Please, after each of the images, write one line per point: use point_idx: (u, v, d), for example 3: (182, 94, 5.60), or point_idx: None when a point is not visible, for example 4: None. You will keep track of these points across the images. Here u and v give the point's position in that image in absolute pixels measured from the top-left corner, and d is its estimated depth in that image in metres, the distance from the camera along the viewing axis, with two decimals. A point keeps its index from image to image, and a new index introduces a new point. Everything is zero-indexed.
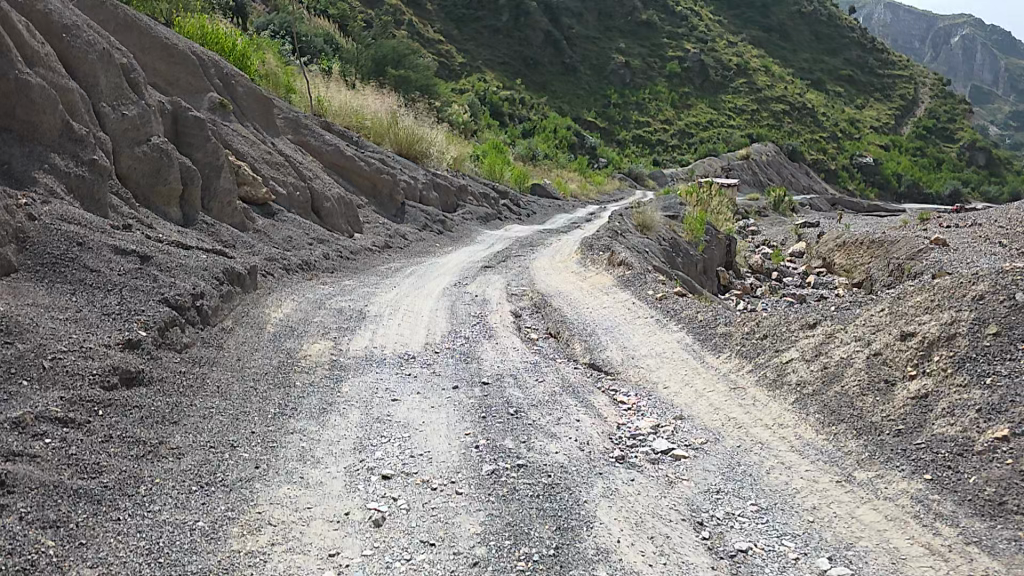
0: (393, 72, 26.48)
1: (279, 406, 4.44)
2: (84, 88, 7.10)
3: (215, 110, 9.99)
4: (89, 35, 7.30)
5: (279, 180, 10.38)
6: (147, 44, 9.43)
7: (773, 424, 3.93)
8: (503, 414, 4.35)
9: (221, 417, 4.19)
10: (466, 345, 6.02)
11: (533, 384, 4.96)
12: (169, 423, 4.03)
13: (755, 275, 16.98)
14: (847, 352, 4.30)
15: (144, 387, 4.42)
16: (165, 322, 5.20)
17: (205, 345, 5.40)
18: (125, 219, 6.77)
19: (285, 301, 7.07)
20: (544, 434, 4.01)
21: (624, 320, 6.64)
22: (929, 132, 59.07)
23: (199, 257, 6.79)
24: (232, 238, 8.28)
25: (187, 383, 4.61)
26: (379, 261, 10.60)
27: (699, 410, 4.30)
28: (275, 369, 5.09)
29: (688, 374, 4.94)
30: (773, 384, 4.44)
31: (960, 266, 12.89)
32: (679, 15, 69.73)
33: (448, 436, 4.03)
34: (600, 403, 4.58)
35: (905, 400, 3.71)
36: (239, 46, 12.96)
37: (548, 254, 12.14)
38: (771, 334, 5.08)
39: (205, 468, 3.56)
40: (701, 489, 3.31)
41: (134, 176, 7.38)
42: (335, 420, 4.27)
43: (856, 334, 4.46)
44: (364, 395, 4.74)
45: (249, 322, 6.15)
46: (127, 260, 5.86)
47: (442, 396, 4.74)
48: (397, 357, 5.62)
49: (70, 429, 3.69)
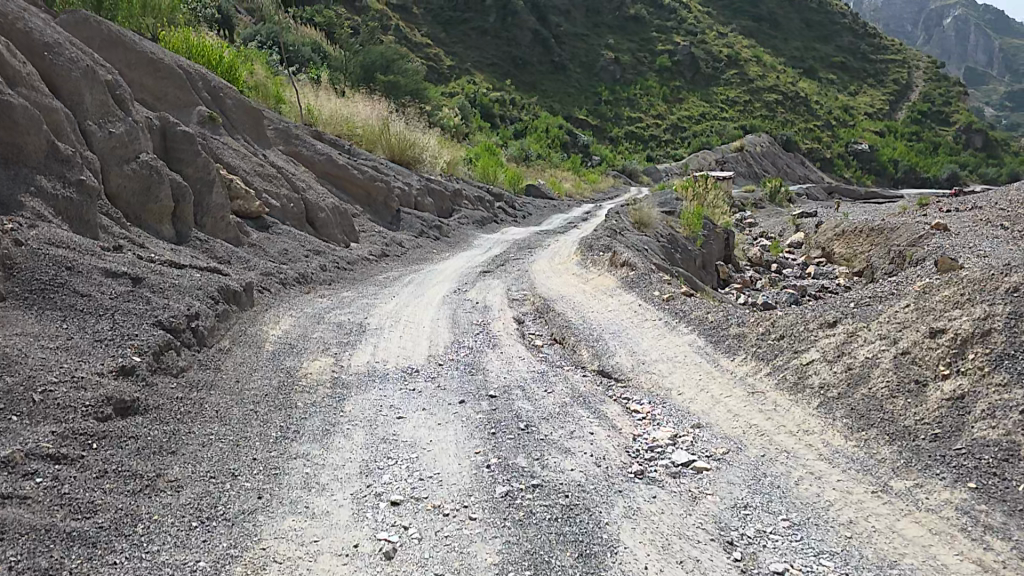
0: (383, 78, 26.30)
1: (280, 429, 4.27)
2: (70, 107, 6.92)
3: (205, 124, 9.81)
4: (72, 53, 7.13)
5: (272, 194, 10.21)
6: (133, 60, 9.23)
7: (798, 431, 3.76)
8: (513, 429, 4.17)
9: (220, 445, 4.00)
10: (470, 356, 5.85)
11: (542, 395, 4.78)
12: (166, 453, 3.85)
13: (755, 268, 16.80)
14: (873, 352, 4.15)
15: (140, 416, 4.23)
16: (159, 346, 5.02)
17: (202, 367, 5.21)
18: (116, 239, 6.60)
19: (284, 317, 6.90)
20: (558, 450, 3.83)
21: (631, 323, 6.47)
22: (924, 116, 58.82)
23: (193, 275, 6.61)
24: (227, 254, 8.11)
25: (184, 410, 4.42)
26: (376, 270, 10.43)
27: (718, 417, 4.13)
28: (275, 391, 4.91)
29: (702, 379, 4.77)
30: (795, 388, 4.27)
31: (963, 250, 12.66)
32: (667, 9, 69.57)
33: (458, 455, 3.86)
34: (613, 413, 4.42)
35: (939, 402, 3.55)
36: (227, 58, 12.81)
37: (548, 256, 11.97)
38: (788, 335, 4.92)
39: (205, 501, 3.38)
40: (728, 505, 3.14)
41: (124, 195, 7.20)
42: (340, 442, 4.09)
43: (880, 332, 4.31)
44: (368, 413, 4.57)
45: (246, 341, 5.97)
46: (119, 282, 5.67)
47: (449, 411, 4.56)
48: (401, 372, 5.45)
49: (62, 466, 3.49)
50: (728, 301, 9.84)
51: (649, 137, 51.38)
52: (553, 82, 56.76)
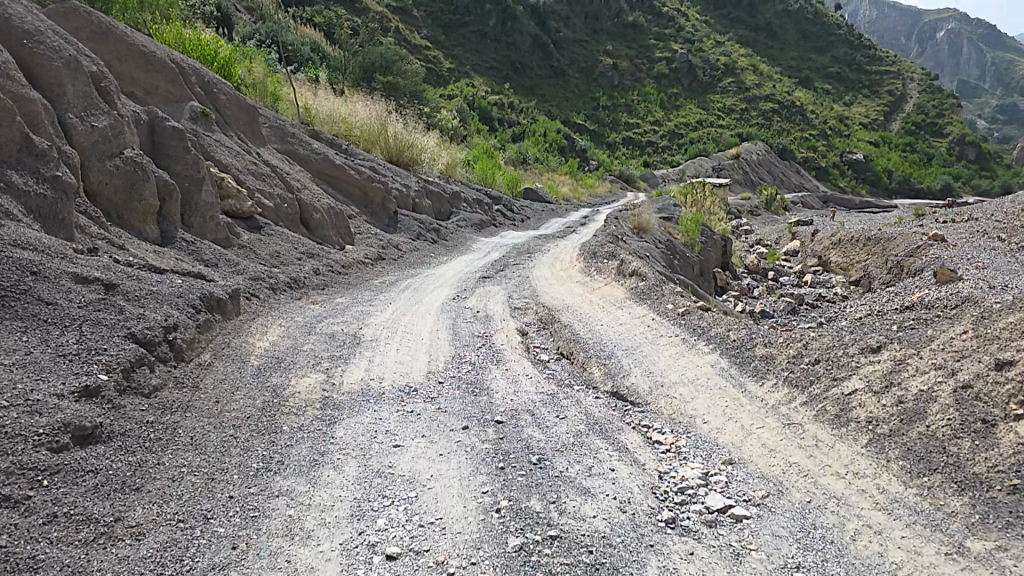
0: (382, 79, 25.85)
1: (262, 460, 3.80)
2: (49, 97, 6.41)
3: (197, 120, 9.31)
4: (54, 42, 6.63)
5: (265, 193, 9.70)
6: (124, 52, 8.65)
7: (847, 473, 3.36)
8: (525, 463, 3.73)
9: (194, 479, 3.53)
10: (473, 373, 5.40)
11: (555, 422, 4.33)
12: (129, 491, 3.36)
13: (752, 276, 16.57)
14: (928, 384, 3.82)
15: (103, 444, 3.72)
16: (131, 361, 4.53)
17: (179, 386, 4.72)
18: (93, 240, 6.07)
19: (272, 327, 6.42)
20: (577, 491, 3.39)
21: (645, 338, 6.06)
22: (919, 127, 59.15)
23: (174, 282, 6.10)
24: (215, 256, 7.60)
25: (154, 437, 3.94)
26: (372, 274, 9.96)
27: (752, 453, 3.73)
28: (258, 413, 4.42)
29: (729, 406, 4.37)
30: (837, 421, 3.88)
31: (963, 261, 12.38)
32: (665, 18, 69.96)
33: (462, 496, 3.41)
34: (635, 445, 3.99)
35: (1015, 446, 3.17)
36: (222, 53, 12.30)
37: (548, 262, 11.55)
38: (825, 359, 4.57)
39: (169, 552, 2.89)
40: (777, 564, 2.73)
41: (104, 193, 6.67)
42: (330, 476, 3.63)
43: (934, 362, 4.02)
44: (361, 441, 4.09)
45: (229, 355, 5.48)
46: (90, 289, 5.15)
47: (451, 439, 4.11)
48: (398, 391, 4.98)
49: (3, 510, 2.97)
50: (731, 310, 9.47)
51: (646, 143, 51.31)
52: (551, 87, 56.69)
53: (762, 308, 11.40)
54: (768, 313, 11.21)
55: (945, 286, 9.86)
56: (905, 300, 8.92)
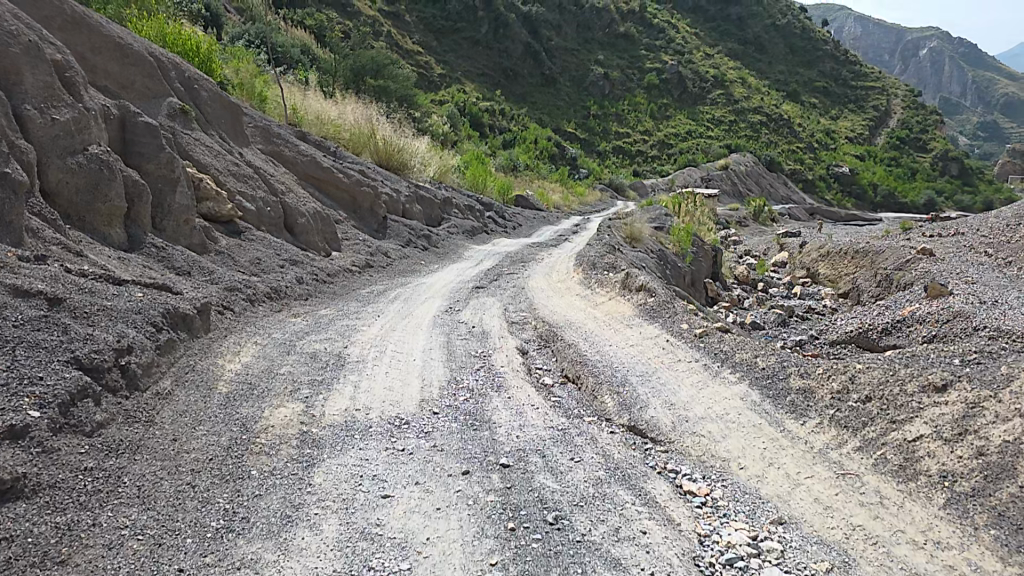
0: (374, 82, 25.16)
1: (223, 517, 3.13)
2: (4, 88, 5.67)
3: (175, 118, 8.59)
4: (12, 25, 5.89)
5: (247, 196, 9.00)
6: (97, 41, 7.85)
7: (927, 543, 2.88)
8: (541, 523, 3.14)
9: (137, 546, 2.86)
10: (471, 402, 4.77)
11: (569, 467, 3.72)
12: (51, 565, 2.69)
13: (743, 287, 16.30)
14: (1015, 434, 3.41)
15: (25, 502, 3.04)
16: (72, 393, 3.81)
17: (129, 421, 4.02)
18: (46, 245, 5.34)
19: (247, 346, 5.73)
20: (606, 564, 2.81)
21: (658, 363, 5.51)
22: (903, 141, 60.35)
23: (134, 295, 5.38)
24: (188, 263, 6.91)
25: (90, 489, 3.25)
26: (359, 283, 9.29)
27: (805, 510, 3.21)
28: (223, 454, 3.74)
29: (768, 448, 3.86)
30: (902, 474, 3.42)
31: (952, 276, 12.15)
32: (656, 30, 70.33)
33: (466, 569, 2.80)
34: (664, 496, 3.43)
35: None
36: (205, 49, 11.53)
37: (544, 272, 11.01)
38: (878, 397, 4.14)
39: None
40: None
41: (64, 194, 5.92)
42: (304, 540, 2.98)
43: (1017, 408, 3.61)
44: (343, 489, 3.45)
45: (193, 382, 4.78)
46: (30, 305, 4.43)
47: (449, 489, 3.48)
48: (388, 425, 4.32)
49: None
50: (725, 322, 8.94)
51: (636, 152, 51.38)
52: (543, 97, 56.53)
53: (754, 320, 11.00)
54: (760, 326, 10.80)
55: (935, 301, 9.56)
56: (896, 315, 8.63)
